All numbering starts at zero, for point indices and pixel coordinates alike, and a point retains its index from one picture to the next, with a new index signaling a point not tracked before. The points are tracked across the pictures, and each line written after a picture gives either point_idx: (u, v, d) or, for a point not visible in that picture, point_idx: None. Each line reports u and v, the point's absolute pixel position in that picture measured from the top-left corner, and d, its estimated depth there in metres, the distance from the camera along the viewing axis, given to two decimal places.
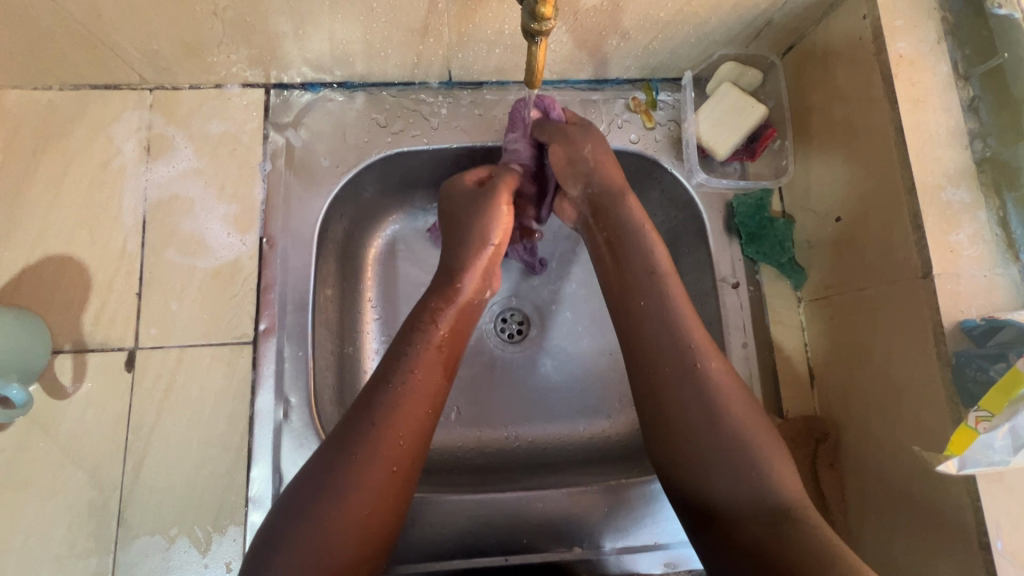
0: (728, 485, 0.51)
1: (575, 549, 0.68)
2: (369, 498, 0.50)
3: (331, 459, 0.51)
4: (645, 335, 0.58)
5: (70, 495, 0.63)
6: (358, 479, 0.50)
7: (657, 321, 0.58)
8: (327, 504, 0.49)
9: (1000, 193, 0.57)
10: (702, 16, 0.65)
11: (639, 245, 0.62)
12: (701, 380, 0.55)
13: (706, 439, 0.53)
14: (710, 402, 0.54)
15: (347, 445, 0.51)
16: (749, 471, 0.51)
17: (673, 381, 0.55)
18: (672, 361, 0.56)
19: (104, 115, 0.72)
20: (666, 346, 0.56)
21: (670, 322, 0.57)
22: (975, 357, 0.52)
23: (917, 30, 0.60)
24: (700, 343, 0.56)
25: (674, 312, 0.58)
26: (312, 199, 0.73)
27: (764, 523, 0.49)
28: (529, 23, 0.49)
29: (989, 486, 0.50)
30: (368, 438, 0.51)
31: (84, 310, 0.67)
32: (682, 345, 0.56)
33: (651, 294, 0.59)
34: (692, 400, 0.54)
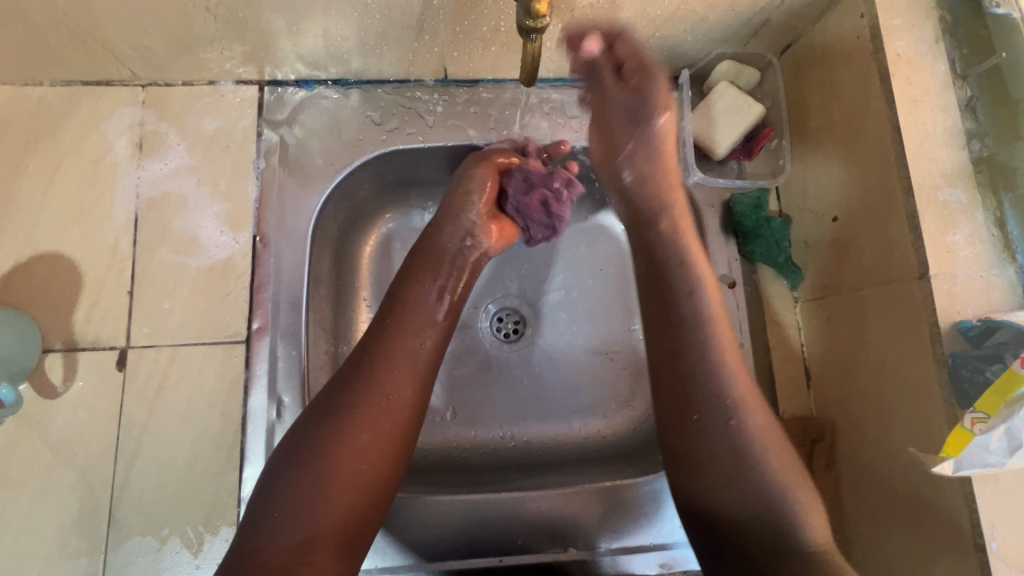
0: (744, 517, 0.54)
1: (570, 549, 0.68)
2: (348, 483, 0.51)
3: (306, 440, 0.51)
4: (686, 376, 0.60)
5: (60, 495, 0.63)
6: (337, 464, 0.51)
7: (699, 363, 0.59)
8: (304, 486, 0.49)
9: (997, 193, 0.57)
10: (700, 13, 0.65)
11: (688, 293, 0.63)
12: (732, 423, 0.57)
13: (730, 473, 0.56)
14: (739, 441, 0.56)
15: (326, 429, 0.52)
16: (769, 502, 0.54)
17: (719, 414, 0.57)
18: (721, 399, 0.58)
19: (95, 112, 0.71)
20: (704, 388, 0.58)
21: (711, 367, 0.59)
22: (972, 359, 0.51)
23: (915, 29, 0.60)
24: (739, 390, 0.58)
25: (714, 353, 0.59)
26: (305, 197, 0.73)
27: (768, 553, 0.52)
28: (524, 21, 0.48)
29: (984, 487, 0.50)
30: (351, 426, 0.52)
31: (75, 309, 0.67)
32: (731, 385, 0.58)
33: (697, 336, 0.61)
34: (718, 439, 0.57)
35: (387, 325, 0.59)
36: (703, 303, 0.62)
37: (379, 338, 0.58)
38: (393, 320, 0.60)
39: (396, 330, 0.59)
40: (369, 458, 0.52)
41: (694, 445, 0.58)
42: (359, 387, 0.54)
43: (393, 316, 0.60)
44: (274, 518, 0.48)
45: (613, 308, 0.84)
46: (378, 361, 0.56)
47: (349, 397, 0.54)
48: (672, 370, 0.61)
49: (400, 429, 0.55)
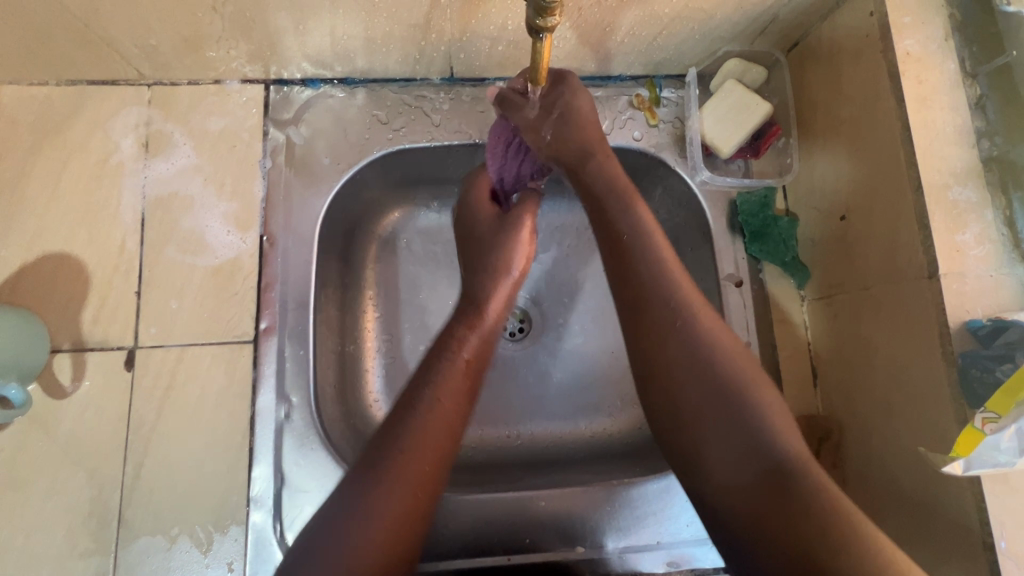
0: (723, 444, 0.50)
1: (578, 548, 0.68)
2: (399, 507, 0.49)
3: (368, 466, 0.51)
4: (642, 292, 0.57)
5: (70, 495, 0.63)
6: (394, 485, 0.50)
7: (643, 261, 0.58)
8: (363, 510, 0.49)
9: (1007, 192, 0.57)
10: (708, 11, 0.65)
11: (623, 208, 0.61)
12: (690, 332, 0.54)
13: (695, 388, 0.52)
14: (700, 351, 0.53)
15: (383, 457, 0.51)
16: (738, 418, 0.50)
17: (662, 341, 0.55)
18: (664, 315, 0.55)
19: (100, 111, 0.71)
20: (658, 297, 0.56)
21: (657, 280, 0.57)
22: (982, 359, 0.51)
23: (925, 27, 0.60)
24: (689, 302, 0.56)
25: (659, 261, 0.58)
26: (312, 197, 0.72)
27: (761, 483, 0.48)
28: (534, 20, 0.48)
29: (994, 487, 0.50)
30: (410, 448, 0.52)
31: (83, 309, 0.67)
32: (672, 303, 0.56)
33: (636, 241, 0.59)
34: (676, 351, 0.54)
35: (449, 353, 0.59)
36: (647, 231, 0.59)
37: (431, 366, 0.58)
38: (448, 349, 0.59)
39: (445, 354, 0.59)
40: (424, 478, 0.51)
41: (655, 356, 0.55)
42: (414, 414, 0.54)
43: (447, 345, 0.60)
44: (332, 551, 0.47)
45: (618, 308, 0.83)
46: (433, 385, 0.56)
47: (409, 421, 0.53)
48: (625, 285, 0.58)
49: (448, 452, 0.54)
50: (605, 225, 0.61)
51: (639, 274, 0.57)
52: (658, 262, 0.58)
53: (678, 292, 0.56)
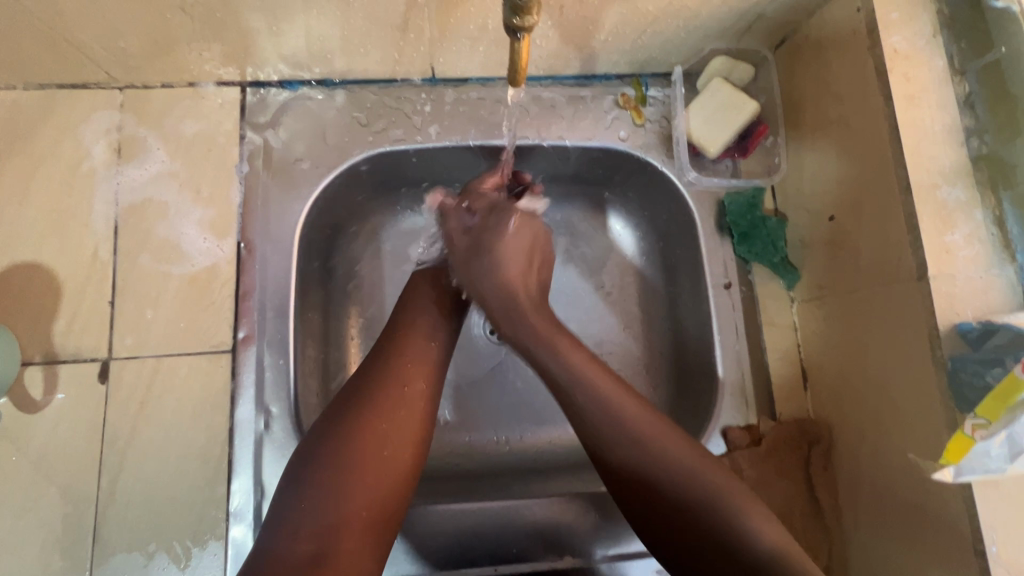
0: (713, 552, 0.48)
1: (566, 557, 0.67)
2: (372, 467, 0.51)
3: (322, 437, 0.52)
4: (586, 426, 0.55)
5: (43, 512, 0.61)
6: (362, 444, 0.52)
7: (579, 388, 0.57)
8: (328, 470, 0.50)
9: (996, 191, 0.56)
10: (693, 9, 0.63)
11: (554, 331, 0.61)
12: (642, 445, 0.53)
13: (669, 499, 0.51)
14: (657, 462, 0.52)
15: (347, 416, 0.53)
16: (720, 527, 0.48)
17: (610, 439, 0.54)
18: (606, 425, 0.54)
19: (71, 116, 0.69)
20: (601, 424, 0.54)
21: (602, 406, 0.55)
22: (972, 362, 0.50)
23: (912, 23, 0.59)
24: (645, 428, 0.54)
25: (605, 394, 0.56)
26: (290, 201, 0.71)
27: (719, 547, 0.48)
28: (511, 19, 0.46)
29: (986, 493, 0.49)
30: (373, 409, 0.54)
31: (54, 321, 0.65)
32: (608, 411, 0.55)
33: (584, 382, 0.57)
34: (632, 459, 0.53)
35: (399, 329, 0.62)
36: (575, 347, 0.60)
37: (389, 341, 0.60)
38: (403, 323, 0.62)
39: (405, 325, 0.62)
40: (393, 439, 0.53)
41: (611, 459, 0.54)
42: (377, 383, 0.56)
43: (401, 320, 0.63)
44: (303, 507, 0.48)
45: (605, 307, 0.81)
46: (398, 356, 0.59)
47: (371, 381, 0.56)
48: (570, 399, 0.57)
49: (422, 422, 0.56)
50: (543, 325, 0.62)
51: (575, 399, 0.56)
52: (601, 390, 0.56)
53: (630, 418, 0.54)
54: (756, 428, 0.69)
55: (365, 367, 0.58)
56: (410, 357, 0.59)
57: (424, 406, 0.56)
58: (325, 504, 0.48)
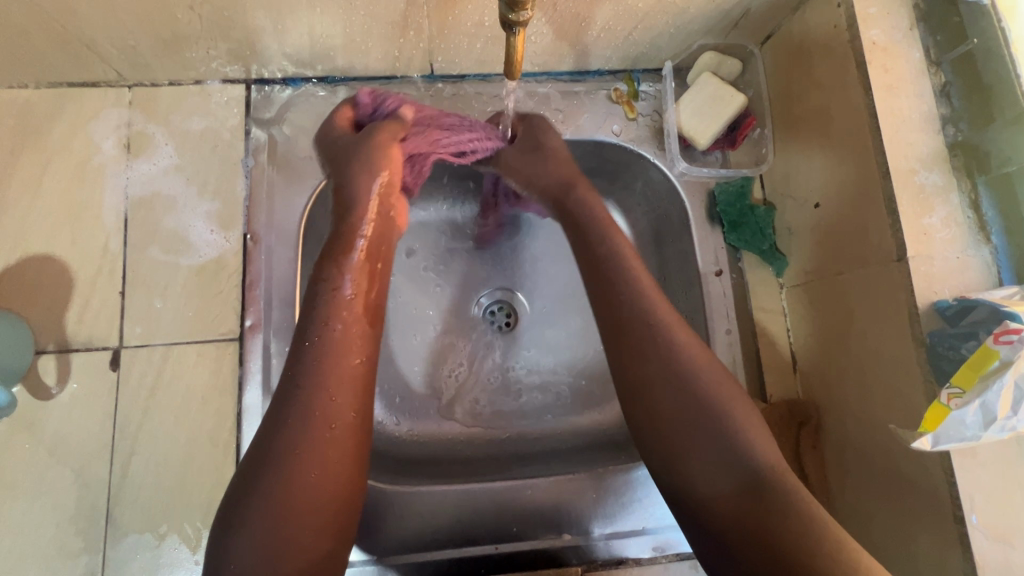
0: (724, 479, 0.49)
1: (565, 535, 0.69)
2: (311, 486, 0.47)
3: (267, 436, 0.49)
4: (642, 370, 0.54)
5: (57, 495, 0.63)
6: (288, 489, 0.47)
7: (647, 326, 0.55)
8: (260, 516, 0.45)
9: (971, 176, 0.58)
10: (680, 5, 0.66)
11: (600, 226, 0.63)
12: (692, 394, 0.52)
13: (687, 427, 0.52)
14: (699, 402, 0.52)
15: (267, 453, 0.48)
16: (722, 439, 0.50)
17: (709, 455, 0.50)
18: (709, 441, 0.51)
19: (81, 113, 0.71)
20: (665, 381, 0.53)
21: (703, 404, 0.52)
22: (948, 337, 0.52)
23: (890, 17, 0.61)
24: (704, 377, 0.53)
25: (677, 344, 0.55)
26: (294, 194, 0.73)
27: None
28: (506, 14, 0.48)
29: (963, 461, 0.51)
30: (295, 440, 0.48)
31: (67, 310, 0.67)
32: (715, 424, 0.51)
33: (651, 329, 0.55)
34: (681, 420, 0.52)
35: (309, 338, 0.53)
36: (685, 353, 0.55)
37: (301, 353, 0.52)
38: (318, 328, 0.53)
39: (317, 324, 0.54)
40: (325, 466, 0.48)
41: (669, 433, 0.52)
42: (293, 407, 0.49)
43: (316, 327, 0.53)
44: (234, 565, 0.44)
45: None
46: (316, 368, 0.51)
47: (285, 407, 0.50)
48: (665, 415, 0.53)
49: (348, 444, 0.50)
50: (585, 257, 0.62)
51: (639, 333, 0.55)
52: (670, 337, 0.55)
53: (693, 372, 0.53)
54: None
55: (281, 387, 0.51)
56: (328, 370, 0.51)
57: (346, 424, 0.50)
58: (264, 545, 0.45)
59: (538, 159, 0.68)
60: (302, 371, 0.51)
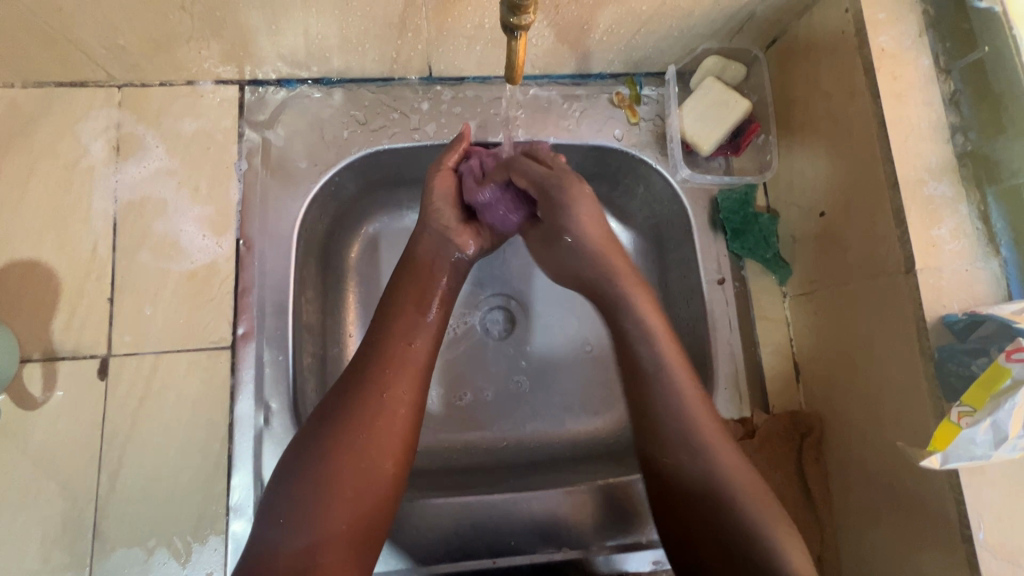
0: (694, 488, 0.53)
1: (564, 549, 0.68)
2: (355, 477, 0.52)
3: (322, 425, 0.55)
4: (682, 497, 0.53)
5: (42, 508, 0.61)
6: (336, 469, 0.52)
7: (688, 450, 0.54)
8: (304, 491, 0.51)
9: (981, 186, 0.57)
10: (685, 9, 0.64)
11: (642, 328, 0.60)
12: (734, 519, 0.51)
13: (673, 437, 0.55)
14: (689, 419, 0.55)
15: (321, 435, 0.54)
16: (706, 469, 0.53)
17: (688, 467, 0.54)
18: (689, 452, 0.54)
19: (69, 114, 0.69)
20: (709, 506, 0.52)
21: (689, 418, 0.55)
22: (958, 353, 0.52)
23: (899, 23, 0.60)
24: (690, 395, 0.56)
25: (721, 464, 0.53)
26: (288, 199, 0.71)
27: None
28: (507, 17, 0.47)
29: (972, 479, 0.50)
30: (350, 427, 0.54)
31: (53, 318, 0.65)
32: (698, 440, 0.54)
33: (690, 451, 0.54)
34: (717, 537, 0.51)
35: (376, 342, 0.60)
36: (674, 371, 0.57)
37: (367, 355, 0.59)
38: (383, 334, 0.60)
39: (389, 332, 0.61)
40: (374, 459, 0.54)
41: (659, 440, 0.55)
42: (354, 399, 0.56)
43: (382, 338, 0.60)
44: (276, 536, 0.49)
45: None
46: (381, 369, 0.58)
47: (347, 396, 0.56)
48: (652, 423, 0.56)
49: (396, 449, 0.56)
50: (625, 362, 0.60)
51: (677, 461, 0.54)
52: (715, 460, 0.53)
53: (719, 443, 0.54)
54: (750, 421, 0.71)
55: (343, 382, 0.58)
56: (391, 371, 0.58)
57: (399, 425, 0.56)
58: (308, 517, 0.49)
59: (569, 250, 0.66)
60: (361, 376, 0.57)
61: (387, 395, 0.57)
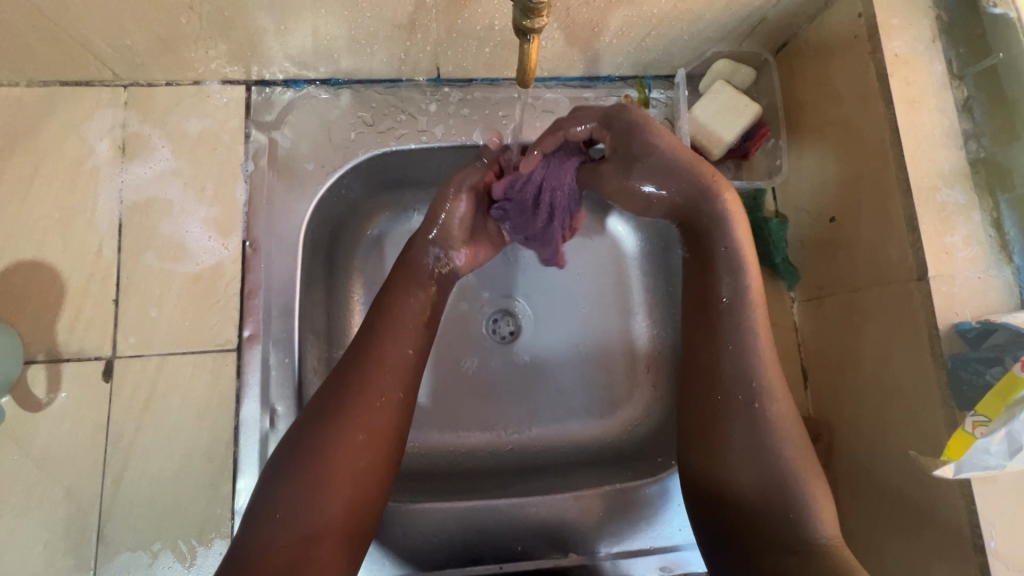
0: (746, 426, 0.56)
1: (571, 554, 0.67)
2: (351, 468, 0.52)
3: (317, 416, 0.54)
4: (721, 432, 0.57)
5: (46, 511, 0.61)
6: (331, 472, 0.51)
7: (745, 390, 0.57)
8: (297, 491, 0.50)
9: (994, 193, 0.57)
10: (696, 12, 0.64)
11: (730, 268, 0.60)
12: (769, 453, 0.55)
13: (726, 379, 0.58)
14: (746, 362, 0.58)
15: (315, 434, 0.53)
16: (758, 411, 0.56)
17: (740, 406, 0.57)
18: (743, 392, 0.57)
19: (75, 114, 0.69)
20: (744, 441, 0.56)
21: (749, 360, 0.58)
22: (971, 361, 0.51)
23: (913, 29, 0.60)
24: (754, 341, 0.59)
25: (771, 408, 0.57)
26: (295, 200, 0.71)
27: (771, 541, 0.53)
28: (521, 21, 0.46)
29: (984, 488, 0.50)
30: (348, 422, 0.53)
31: (57, 319, 0.65)
32: (753, 382, 0.57)
33: (747, 393, 0.57)
34: (749, 463, 0.55)
35: (372, 343, 0.59)
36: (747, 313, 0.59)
37: (362, 355, 0.58)
38: (380, 333, 0.60)
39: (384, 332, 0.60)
40: (370, 455, 0.53)
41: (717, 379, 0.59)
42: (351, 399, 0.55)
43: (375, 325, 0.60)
44: (272, 524, 0.49)
45: (608, 306, 0.83)
46: (375, 367, 0.57)
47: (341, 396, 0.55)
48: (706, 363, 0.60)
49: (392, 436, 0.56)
50: (702, 301, 0.62)
51: (734, 402, 0.57)
52: (768, 404, 0.57)
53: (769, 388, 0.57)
54: None
55: (338, 380, 0.57)
56: (388, 371, 0.57)
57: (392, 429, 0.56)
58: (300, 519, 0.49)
59: (658, 176, 0.62)
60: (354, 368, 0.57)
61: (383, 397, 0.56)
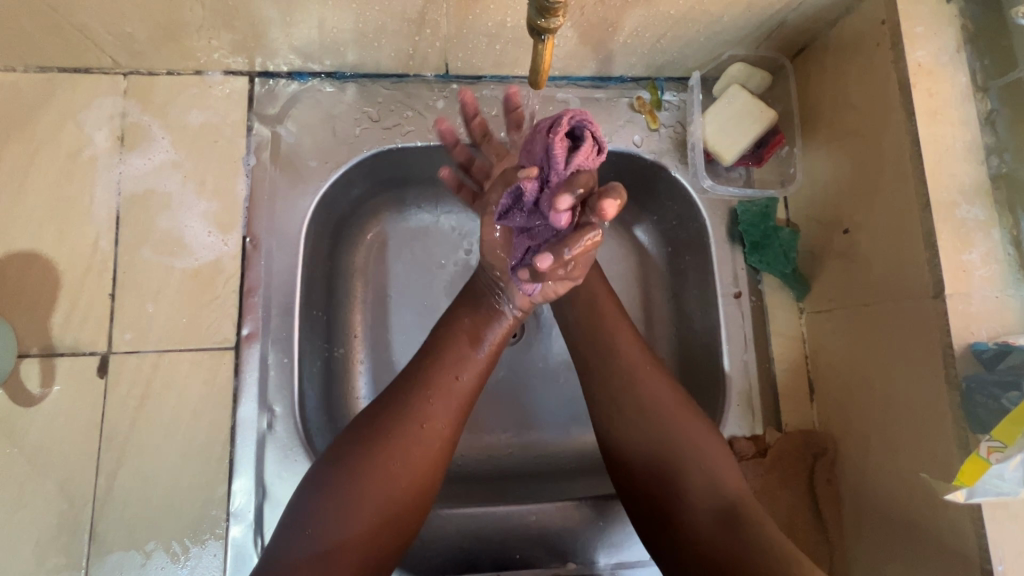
0: (634, 412, 0.58)
1: (569, 564, 0.66)
2: (382, 484, 0.51)
3: (362, 427, 0.54)
4: (621, 418, 0.59)
5: (37, 509, 0.60)
6: (365, 495, 0.50)
7: (620, 373, 0.60)
8: (342, 497, 0.50)
9: (1015, 211, 0.55)
10: (714, 14, 0.62)
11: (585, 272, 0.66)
12: (667, 438, 0.56)
13: (613, 370, 0.60)
14: (613, 348, 0.61)
15: (358, 451, 0.52)
16: (643, 397, 0.59)
17: (624, 394, 0.59)
18: (622, 376, 0.60)
19: (73, 101, 0.67)
20: (638, 421, 0.58)
21: (604, 339, 0.62)
22: (987, 384, 0.50)
23: (937, 37, 0.58)
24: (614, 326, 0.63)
25: (647, 386, 0.59)
26: (298, 197, 0.69)
27: (718, 526, 0.52)
28: (535, 20, 0.44)
29: (995, 513, 0.49)
30: (387, 443, 0.52)
31: (52, 313, 0.63)
32: (630, 365, 0.60)
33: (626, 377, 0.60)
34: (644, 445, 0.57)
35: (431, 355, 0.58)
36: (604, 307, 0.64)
37: (422, 367, 0.57)
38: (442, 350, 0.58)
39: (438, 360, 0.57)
40: (405, 474, 0.52)
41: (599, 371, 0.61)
42: (393, 426, 0.53)
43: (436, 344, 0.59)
44: (308, 533, 0.49)
45: None
46: (425, 387, 0.55)
47: (386, 422, 0.54)
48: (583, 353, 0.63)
49: (433, 461, 0.54)
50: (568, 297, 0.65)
51: (619, 382, 0.60)
52: (639, 382, 0.59)
53: (631, 365, 0.61)
54: (762, 439, 0.69)
55: (397, 388, 0.56)
56: (440, 399, 0.55)
57: (428, 465, 0.53)
58: (327, 536, 0.49)
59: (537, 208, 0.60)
60: (404, 385, 0.56)
61: (428, 433, 0.54)
